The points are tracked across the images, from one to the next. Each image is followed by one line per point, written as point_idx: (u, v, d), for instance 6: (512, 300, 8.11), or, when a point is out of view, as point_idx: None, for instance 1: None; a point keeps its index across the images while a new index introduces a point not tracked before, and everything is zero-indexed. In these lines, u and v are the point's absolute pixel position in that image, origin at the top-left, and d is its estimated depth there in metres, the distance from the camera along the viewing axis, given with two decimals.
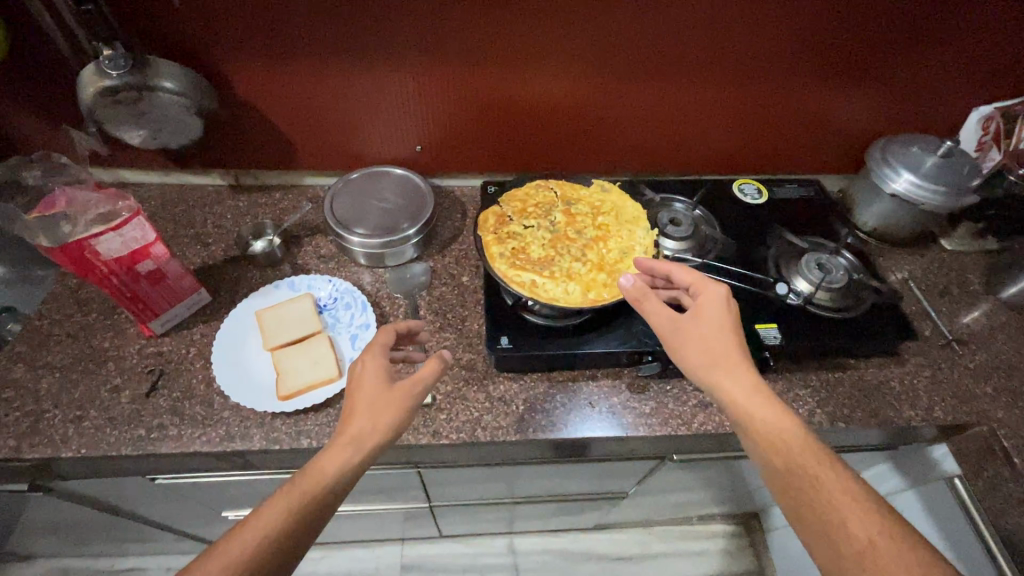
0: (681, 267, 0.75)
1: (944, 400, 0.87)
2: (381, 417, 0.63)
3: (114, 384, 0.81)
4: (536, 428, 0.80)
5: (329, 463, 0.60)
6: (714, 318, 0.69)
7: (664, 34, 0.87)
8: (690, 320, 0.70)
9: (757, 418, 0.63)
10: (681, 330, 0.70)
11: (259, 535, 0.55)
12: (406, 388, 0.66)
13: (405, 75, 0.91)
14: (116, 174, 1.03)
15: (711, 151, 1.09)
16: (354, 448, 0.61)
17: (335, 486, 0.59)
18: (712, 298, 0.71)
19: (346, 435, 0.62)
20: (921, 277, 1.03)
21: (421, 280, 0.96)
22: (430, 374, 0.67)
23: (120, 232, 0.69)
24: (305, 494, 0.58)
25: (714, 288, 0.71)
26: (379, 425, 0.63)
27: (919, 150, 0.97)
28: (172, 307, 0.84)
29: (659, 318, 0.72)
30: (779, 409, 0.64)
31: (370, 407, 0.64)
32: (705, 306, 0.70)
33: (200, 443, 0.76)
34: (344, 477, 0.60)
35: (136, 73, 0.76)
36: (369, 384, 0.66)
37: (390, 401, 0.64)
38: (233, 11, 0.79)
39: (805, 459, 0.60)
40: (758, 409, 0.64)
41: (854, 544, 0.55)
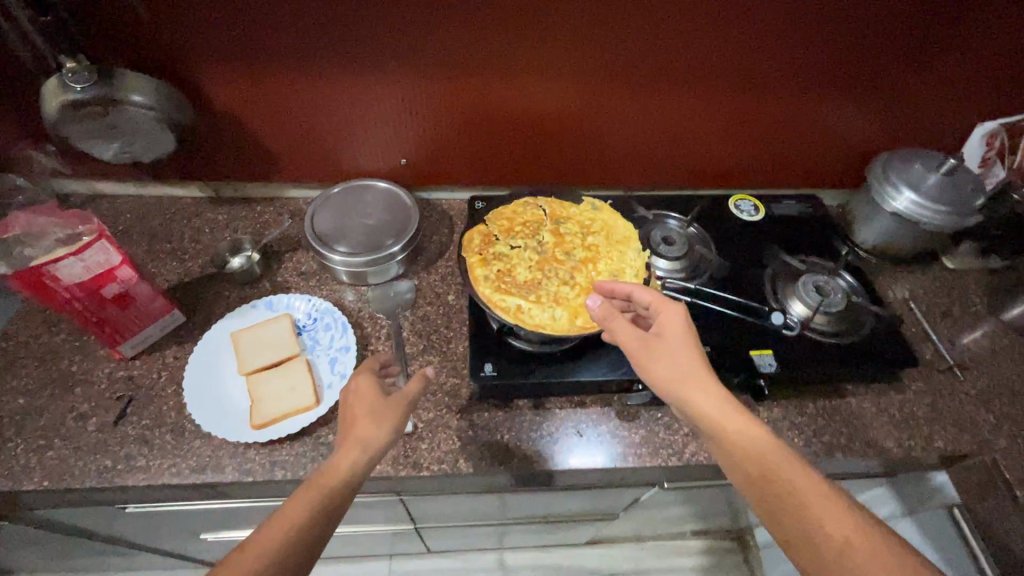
0: (641, 286, 0.72)
1: (945, 428, 0.84)
2: (382, 423, 0.63)
3: (81, 411, 0.77)
4: (521, 458, 0.77)
5: (342, 463, 0.59)
6: (679, 334, 0.67)
7: (656, 46, 0.83)
8: (656, 338, 0.67)
9: (729, 430, 0.61)
10: (648, 350, 0.67)
11: (284, 534, 0.54)
12: (401, 397, 0.66)
13: (387, 87, 0.87)
14: (90, 185, 0.99)
15: (706, 165, 1.05)
16: (359, 452, 0.60)
17: (346, 485, 0.59)
18: (674, 314, 0.69)
19: (351, 439, 0.61)
20: (922, 297, 1.00)
21: (406, 298, 0.92)
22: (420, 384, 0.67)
23: (82, 256, 0.66)
24: (322, 492, 0.57)
25: (673, 304, 0.68)
26: (380, 432, 0.62)
27: (922, 167, 0.94)
28: (143, 329, 0.80)
29: (626, 339, 0.68)
30: (748, 418, 0.62)
31: (369, 411, 0.63)
32: (669, 323, 0.68)
33: (169, 474, 0.73)
34: (354, 478, 0.59)
35: (103, 86, 0.73)
36: (362, 396, 0.66)
37: (389, 409, 0.64)
38: (204, 22, 0.75)
39: (780, 464, 0.59)
40: (728, 422, 0.62)
41: (830, 544, 0.54)
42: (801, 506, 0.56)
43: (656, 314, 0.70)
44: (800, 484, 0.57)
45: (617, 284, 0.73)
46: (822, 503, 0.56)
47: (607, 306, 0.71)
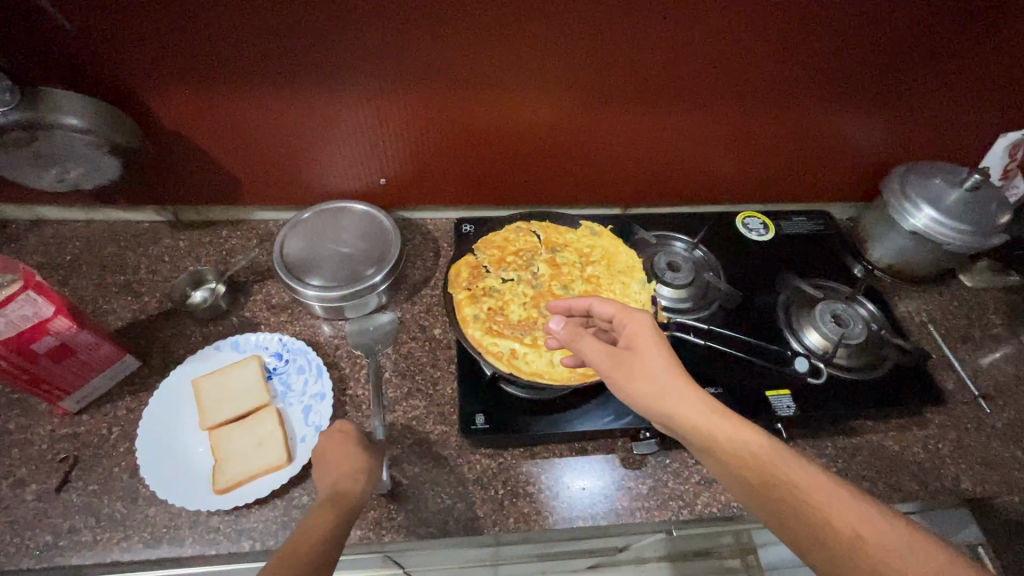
0: (600, 298, 0.65)
1: (973, 468, 0.77)
2: (371, 460, 0.63)
3: (18, 477, 0.68)
4: (518, 518, 0.69)
5: (347, 482, 0.59)
6: (650, 342, 0.60)
7: (656, 57, 0.75)
8: (627, 355, 0.60)
9: (719, 435, 0.54)
10: (619, 366, 0.59)
11: (314, 540, 0.52)
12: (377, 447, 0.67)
13: (359, 103, 0.79)
14: (33, 211, 0.89)
15: (710, 181, 0.98)
16: (359, 478, 0.60)
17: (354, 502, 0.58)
18: (640, 325, 0.62)
19: (347, 469, 0.61)
20: (940, 319, 0.94)
21: (389, 330, 0.85)
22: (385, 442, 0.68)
23: (4, 312, 0.57)
24: (340, 506, 0.56)
25: (636, 313, 0.62)
26: (369, 468, 0.62)
27: (942, 182, 0.87)
28: (88, 381, 0.71)
29: (594, 357, 0.61)
30: (736, 417, 0.56)
31: (348, 450, 0.63)
32: (637, 334, 0.61)
33: (119, 550, 0.64)
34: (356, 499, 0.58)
35: (28, 109, 0.63)
36: (343, 441, 0.64)
37: (372, 452, 0.65)
38: (144, 35, 0.66)
39: (778, 460, 0.52)
40: (714, 425, 0.55)
41: (841, 537, 0.47)
42: (807, 503, 0.49)
43: (622, 327, 0.63)
44: (803, 482, 0.50)
45: (575, 299, 0.66)
46: (825, 494, 0.50)
47: (571, 326, 0.63)
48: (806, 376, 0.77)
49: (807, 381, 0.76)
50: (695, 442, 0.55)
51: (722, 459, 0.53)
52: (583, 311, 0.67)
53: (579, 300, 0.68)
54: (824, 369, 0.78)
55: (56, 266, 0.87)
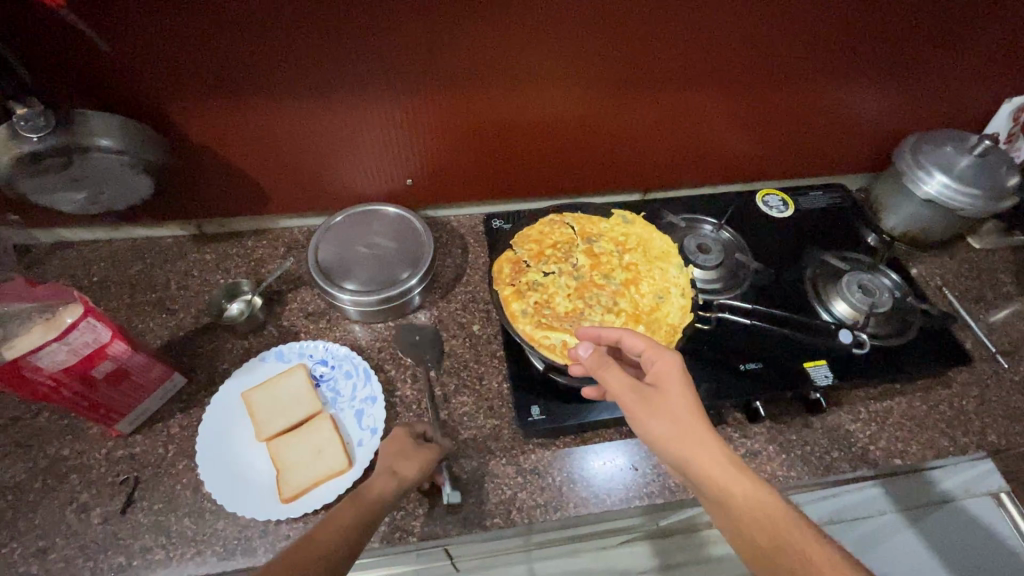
0: (631, 333, 0.64)
1: (997, 421, 0.82)
2: (411, 462, 0.64)
3: (82, 501, 0.68)
4: (577, 503, 0.72)
5: (373, 488, 0.60)
6: (676, 386, 0.59)
7: (682, 44, 0.76)
8: (653, 393, 0.59)
9: (736, 493, 0.53)
10: (642, 403, 0.58)
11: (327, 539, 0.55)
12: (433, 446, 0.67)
13: (386, 106, 0.78)
14: (55, 233, 0.88)
15: (729, 162, 1.00)
16: (392, 481, 0.61)
17: (375, 512, 0.58)
18: (669, 366, 0.61)
19: (388, 468, 0.62)
20: (953, 281, 0.98)
21: (431, 337, 0.84)
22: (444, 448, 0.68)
23: (66, 340, 0.57)
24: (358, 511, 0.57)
25: (666, 355, 0.61)
26: (406, 471, 0.63)
27: (953, 149, 0.90)
28: (141, 402, 0.71)
29: (617, 392, 0.60)
30: (755, 477, 0.54)
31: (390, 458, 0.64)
32: (664, 375, 0.60)
33: (194, 565, 0.65)
34: (382, 504, 0.59)
35: (63, 133, 0.63)
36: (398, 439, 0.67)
37: (420, 454, 0.65)
38: (177, 53, 0.65)
39: (788, 528, 0.52)
40: (731, 482, 0.54)
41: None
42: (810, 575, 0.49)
43: (650, 364, 0.62)
44: (810, 553, 0.50)
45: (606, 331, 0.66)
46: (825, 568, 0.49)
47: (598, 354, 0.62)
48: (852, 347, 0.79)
49: (852, 350, 0.79)
50: (710, 494, 0.55)
51: (733, 518, 0.53)
52: (611, 340, 0.67)
53: (609, 331, 0.67)
54: (867, 338, 0.80)
55: (84, 287, 0.86)
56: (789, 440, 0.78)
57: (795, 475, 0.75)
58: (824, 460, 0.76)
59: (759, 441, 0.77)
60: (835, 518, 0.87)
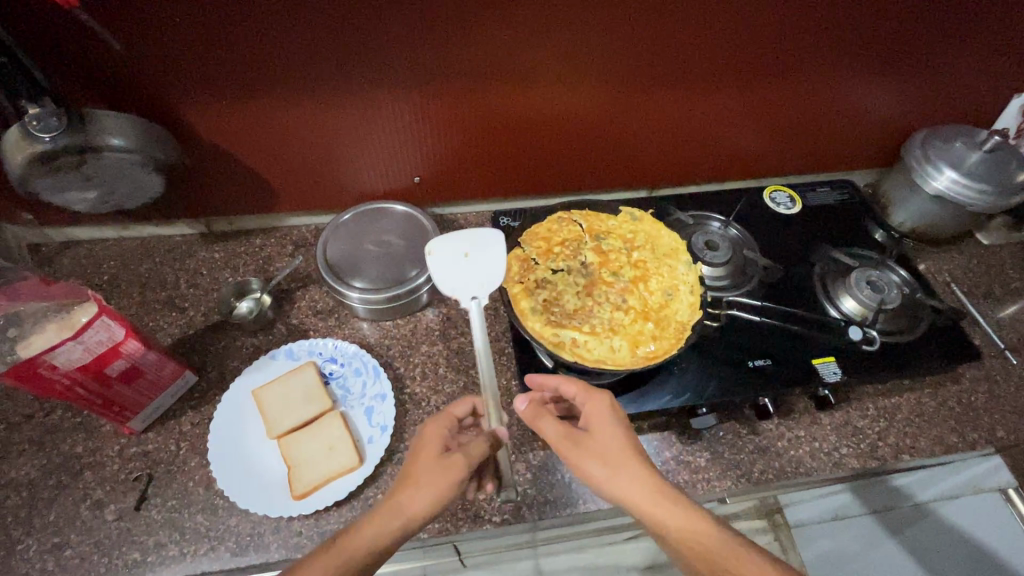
0: (563, 381, 0.65)
1: (1006, 417, 0.82)
2: (420, 493, 0.54)
3: (96, 498, 0.69)
4: (587, 498, 0.72)
5: (363, 533, 0.52)
6: (607, 427, 0.59)
7: (691, 43, 0.76)
8: (586, 436, 0.59)
9: (672, 527, 0.53)
10: (575, 446, 0.58)
11: None
12: (463, 457, 0.56)
13: (393, 105, 0.78)
14: (65, 232, 0.88)
15: (735, 159, 1.00)
16: (394, 519, 0.52)
17: (367, 562, 0.51)
18: (601, 407, 0.61)
19: (426, 474, 0.54)
20: (962, 277, 0.97)
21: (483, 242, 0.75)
22: (484, 449, 0.57)
23: (81, 339, 0.58)
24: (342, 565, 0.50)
25: (596, 397, 0.61)
26: (415, 505, 0.53)
27: (962, 146, 0.89)
28: (153, 400, 0.72)
29: (552, 440, 0.59)
30: (691, 507, 0.54)
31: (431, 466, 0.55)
32: (596, 416, 0.60)
33: (208, 561, 0.66)
34: (378, 549, 0.52)
35: (76, 133, 0.63)
36: (424, 446, 0.58)
37: (443, 471, 0.55)
38: (189, 55, 0.65)
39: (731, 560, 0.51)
40: (667, 516, 0.53)
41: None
42: None
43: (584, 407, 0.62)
44: None
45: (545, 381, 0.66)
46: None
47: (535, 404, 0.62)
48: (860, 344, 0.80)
49: (861, 347, 0.80)
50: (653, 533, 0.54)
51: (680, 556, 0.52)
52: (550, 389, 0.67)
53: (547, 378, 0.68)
54: (876, 335, 0.80)
55: (95, 286, 0.86)
56: (797, 436, 0.78)
57: (804, 472, 0.75)
58: (832, 456, 0.77)
59: (768, 437, 0.78)
60: (841, 514, 0.81)
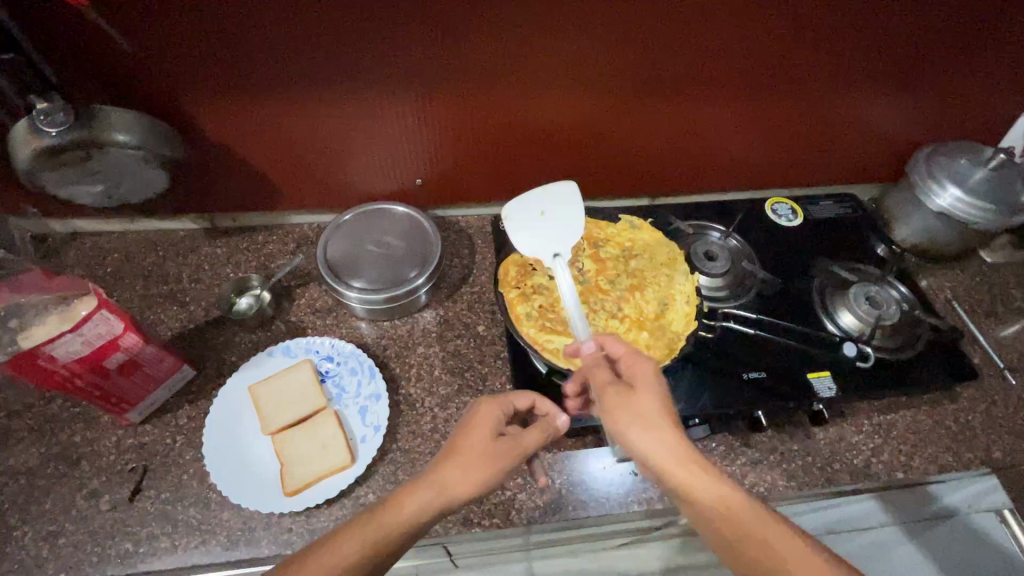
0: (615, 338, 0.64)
1: (1002, 438, 0.81)
2: (473, 475, 0.54)
3: (92, 488, 0.70)
4: (577, 505, 0.72)
5: (409, 505, 0.52)
6: (652, 384, 0.58)
7: (694, 54, 0.76)
8: (630, 394, 0.57)
9: (704, 496, 0.51)
10: (618, 397, 0.57)
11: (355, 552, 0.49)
12: (517, 447, 0.58)
13: (397, 108, 0.79)
14: (72, 223, 0.89)
15: (738, 169, 1.00)
16: (441, 497, 0.53)
17: (406, 537, 0.51)
18: (646, 370, 0.59)
19: (480, 456, 0.56)
20: (964, 295, 0.97)
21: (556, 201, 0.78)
22: (536, 442, 0.60)
23: (81, 331, 0.59)
24: (378, 534, 0.50)
25: (643, 356, 0.60)
26: (466, 485, 0.54)
27: (968, 162, 0.88)
28: (152, 393, 0.73)
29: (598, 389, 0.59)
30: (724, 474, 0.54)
31: (486, 449, 0.57)
32: (641, 377, 0.59)
33: (199, 554, 0.67)
34: (418, 526, 0.52)
35: (82, 128, 0.64)
36: (481, 429, 0.58)
37: (498, 457, 0.56)
38: (196, 54, 0.66)
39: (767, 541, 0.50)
40: (698, 484, 0.52)
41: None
42: None
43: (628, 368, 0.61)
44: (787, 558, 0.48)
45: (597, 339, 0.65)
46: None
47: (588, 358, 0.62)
48: (855, 360, 0.80)
49: (855, 364, 0.80)
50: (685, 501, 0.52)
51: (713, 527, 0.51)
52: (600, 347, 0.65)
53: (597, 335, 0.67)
54: (871, 351, 0.80)
55: (99, 278, 0.87)
56: (790, 450, 0.78)
57: (795, 486, 0.75)
58: (824, 472, 0.76)
59: (761, 450, 0.78)
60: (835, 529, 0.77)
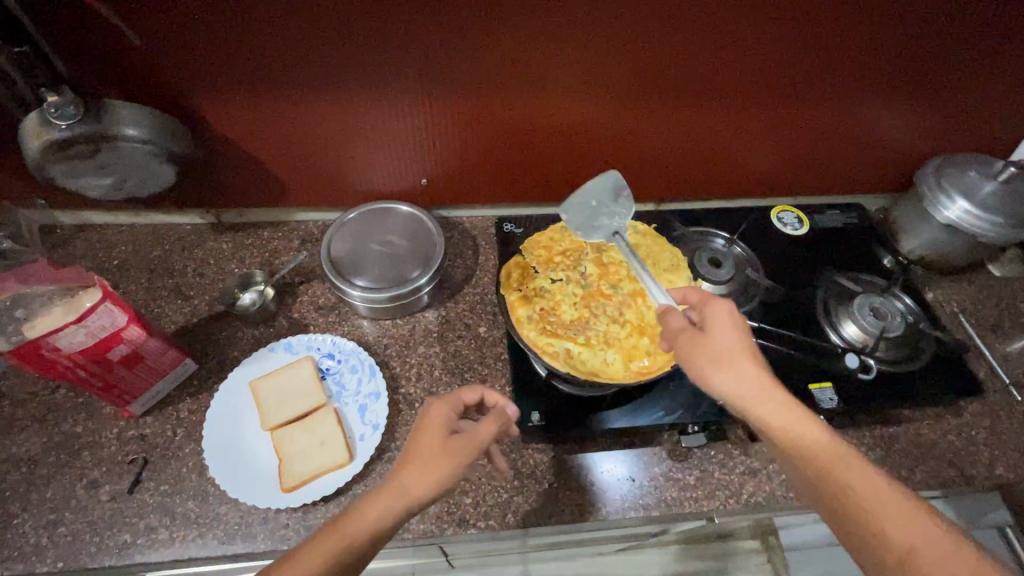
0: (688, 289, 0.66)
1: (1006, 453, 0.80)
2: (427, 475, 0.53)
3: (92, 478, 0.71)
4: (573, 509, 0.72)
5: (367, 512, 0.51)
6: (728, 328, 0.59)
7: (703, 60, 0.76)
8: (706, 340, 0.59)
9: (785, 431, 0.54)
10: (691, 343, 0.59)
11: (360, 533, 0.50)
12: (471, 441, 0.55)
13: (404, 107, 0.79)
14: (80, 215, 0.90)
15: (745, 176, 0.99)
16: (398, 501, 0.51)
17: (369, 544, 0.50)
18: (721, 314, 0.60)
19: (430, 454, 0.54)
20: (971, 308, 0.96)
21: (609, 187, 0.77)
22: (492, 432, 0.57)
23: (85, 323, 0.59)
24: (340, 545, 0.49)
25: (718, 301, 0.61)
26: (421, 486, 0.52)
27: (977, 175, 0.87)
28: (153, 385, 0.73)
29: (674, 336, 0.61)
30: (803, 411, 0.55)
31: (435, 448, 0.54)
32: (717, 321, 0.60)
33: (196, 547, 0.67)
34: (381, 532, 0.51)
35: (92, 121, 0.65)
36: (428, 428, 0.56)
37: (450, 452, 0.54)
38: (205, 49, 0.67)
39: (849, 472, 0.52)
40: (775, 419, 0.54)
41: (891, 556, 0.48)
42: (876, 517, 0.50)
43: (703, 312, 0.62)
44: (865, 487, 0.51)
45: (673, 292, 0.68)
46: (903, 521, 0.49)
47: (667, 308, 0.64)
48: (857, 372, 0.79)
49: (856, 376, 0.79)
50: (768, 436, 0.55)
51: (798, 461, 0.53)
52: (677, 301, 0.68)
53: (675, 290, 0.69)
54: (873, 364, 0.80)
55: (105, 271, 0.88)
56: None
57: (794, 496, 0.75)
58: None
59: (760, 459, 0.77)
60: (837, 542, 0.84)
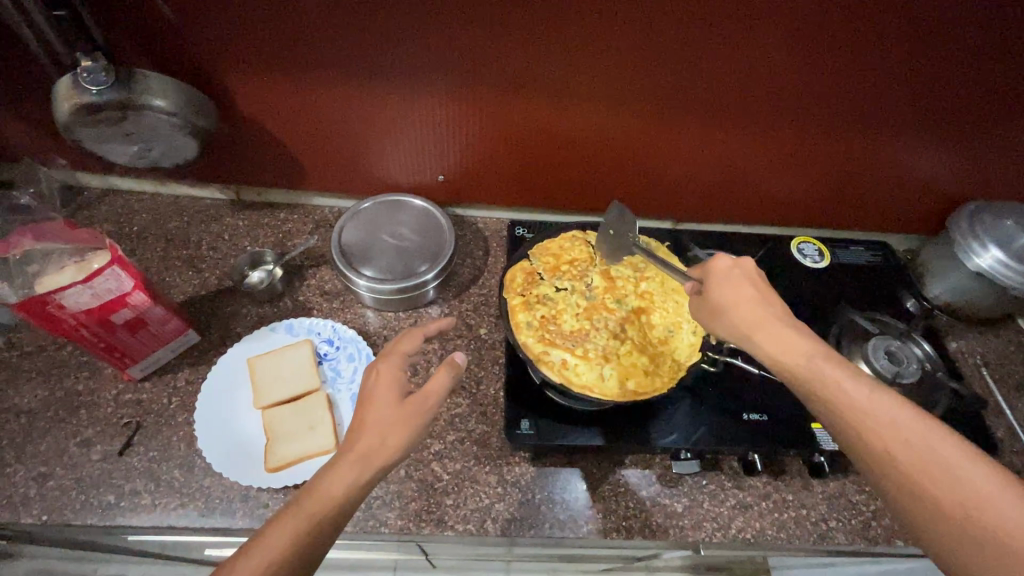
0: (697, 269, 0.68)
1: None
2: (389, 438, 0.52)
3: (86, 436, 0.72)
4: (554, 523, 0.71)
5: (335, 484, 0.49)
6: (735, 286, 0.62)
7: (730, 80, 0.74)
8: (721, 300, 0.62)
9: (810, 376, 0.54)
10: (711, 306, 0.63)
11: (339, 496, 0.49)
12: (425, 398, 0.55)
13: (424, 103, 0.79)
14: (107, 180, 0.93)
15: (767, 202, 0.97)
16: (365, 466, 0.51)
17: (344, 510, 0.49)
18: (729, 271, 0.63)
19: (390, 416, 0.53)
20: (996, 364, 0.91)
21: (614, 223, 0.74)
22: (445, 383, 0.57)
23: (92, 284, 0.61)
24: (312, 519, 0.47)
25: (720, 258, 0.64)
26: (389, 445, 0.52)
27: (1014, 224, 0.83)
28: (153, 352, 0.75)
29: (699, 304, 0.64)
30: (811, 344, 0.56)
31: (391, 414, 0.54)
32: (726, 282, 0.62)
33: (176, 516, 0.68)
34: (355, 499, 0.50)
35: (121, 89, 0.67)
36: (382, 392, 0.55)
37: (408, 412, 0.54)
38: (234, 30, 0.68)
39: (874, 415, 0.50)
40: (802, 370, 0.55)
41: (926, 502, 0.46)
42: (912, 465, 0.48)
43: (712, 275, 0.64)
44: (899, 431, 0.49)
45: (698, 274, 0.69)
46: (906, 444, 0.49)
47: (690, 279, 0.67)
48: None
49: None
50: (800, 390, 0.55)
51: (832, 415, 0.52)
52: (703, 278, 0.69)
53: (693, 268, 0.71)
54: None
55: (124, 236, 0.90)
56: (784, 500, 0.74)
57: (785, 537, 0.72)
58: (819, 527, 0.73)
59: (753, 494, 0.75)
60: None
